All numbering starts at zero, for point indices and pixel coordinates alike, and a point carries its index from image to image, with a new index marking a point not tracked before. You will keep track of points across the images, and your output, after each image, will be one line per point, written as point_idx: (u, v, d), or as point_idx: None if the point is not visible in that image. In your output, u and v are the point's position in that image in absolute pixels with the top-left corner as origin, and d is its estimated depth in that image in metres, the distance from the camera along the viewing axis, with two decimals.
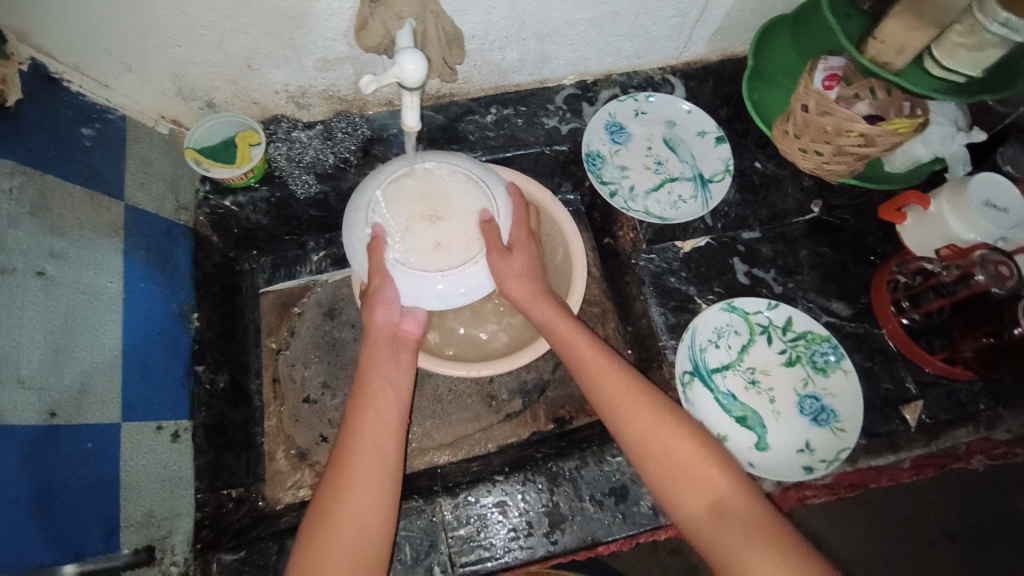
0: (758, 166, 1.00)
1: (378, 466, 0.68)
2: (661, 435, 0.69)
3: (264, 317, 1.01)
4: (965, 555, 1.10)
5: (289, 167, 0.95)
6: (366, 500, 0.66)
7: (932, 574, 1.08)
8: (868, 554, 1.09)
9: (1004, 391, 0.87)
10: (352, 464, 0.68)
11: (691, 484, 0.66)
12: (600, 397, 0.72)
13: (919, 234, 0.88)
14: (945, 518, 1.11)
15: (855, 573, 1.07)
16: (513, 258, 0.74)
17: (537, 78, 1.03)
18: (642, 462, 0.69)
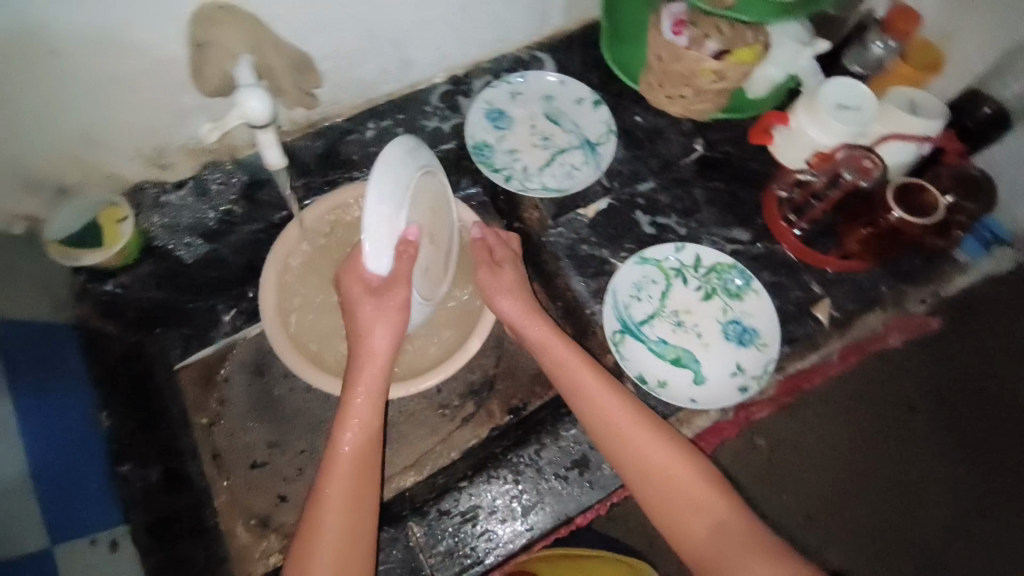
0: (638, 120, 1.03)
1: (359, 499, 0.69)
2: (640, 432, 0.72)
3: (187, 393, 0.96)
4: None
5: (169, 235, 0.90)
6: (347, 535, 0.67)
7: None
8: None
9: (902, 269, 0.92)
10: (332, 497, 0.68)
11: (686, 500, 0.69)
12: (583, 396, 0.75)
13: (790, 149, 0.93)
14: None
15: None
16: (501, 275, 0.84)
17: (406, 83, 1.00)
18: (638, 485, 0.71)
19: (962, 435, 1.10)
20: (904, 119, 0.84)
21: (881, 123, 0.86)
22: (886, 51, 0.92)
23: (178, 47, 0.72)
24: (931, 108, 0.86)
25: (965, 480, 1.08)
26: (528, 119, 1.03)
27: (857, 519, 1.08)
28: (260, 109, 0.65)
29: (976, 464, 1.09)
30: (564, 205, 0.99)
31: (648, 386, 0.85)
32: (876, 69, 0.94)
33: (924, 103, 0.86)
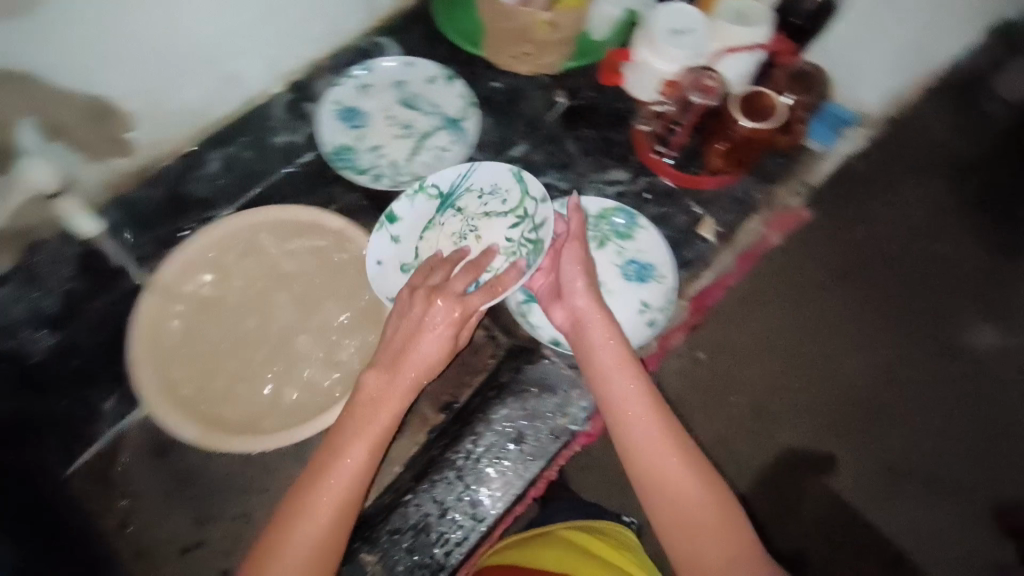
0: (497, 85, 1.00)
1: (333, 535, 0.64)
2: (659, 450, 0.67)
3: (88, 500, 0.82)
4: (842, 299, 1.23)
5: (10, 331, 0.83)
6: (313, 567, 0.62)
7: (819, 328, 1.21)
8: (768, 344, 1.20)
9: (767, 171, 0.96)
10: (307, 521, 0.63)
11: (707, 537, 0.63)
12: (615, 402, 0.71)
13: (640, 84, 0.95)
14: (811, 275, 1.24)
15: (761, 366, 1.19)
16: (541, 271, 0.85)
17: (239, 101, 0.91)
18: (654, 511, 0.66)
19: (847, 318, 1.21)
20: (733, 31, 0.86)
21: (716, 40, 0.88)
22: None
23: None
24: (757, 14, 0.88)
25: (860, 356, 1.19)
26: (384, 110, 0.96)
27: (777, 419, 1.15)
28: None
29: (863, 340, 1.20)
30: None
31: (562, 346, 0.87)
32: None
33: (749, 10, 0.88)
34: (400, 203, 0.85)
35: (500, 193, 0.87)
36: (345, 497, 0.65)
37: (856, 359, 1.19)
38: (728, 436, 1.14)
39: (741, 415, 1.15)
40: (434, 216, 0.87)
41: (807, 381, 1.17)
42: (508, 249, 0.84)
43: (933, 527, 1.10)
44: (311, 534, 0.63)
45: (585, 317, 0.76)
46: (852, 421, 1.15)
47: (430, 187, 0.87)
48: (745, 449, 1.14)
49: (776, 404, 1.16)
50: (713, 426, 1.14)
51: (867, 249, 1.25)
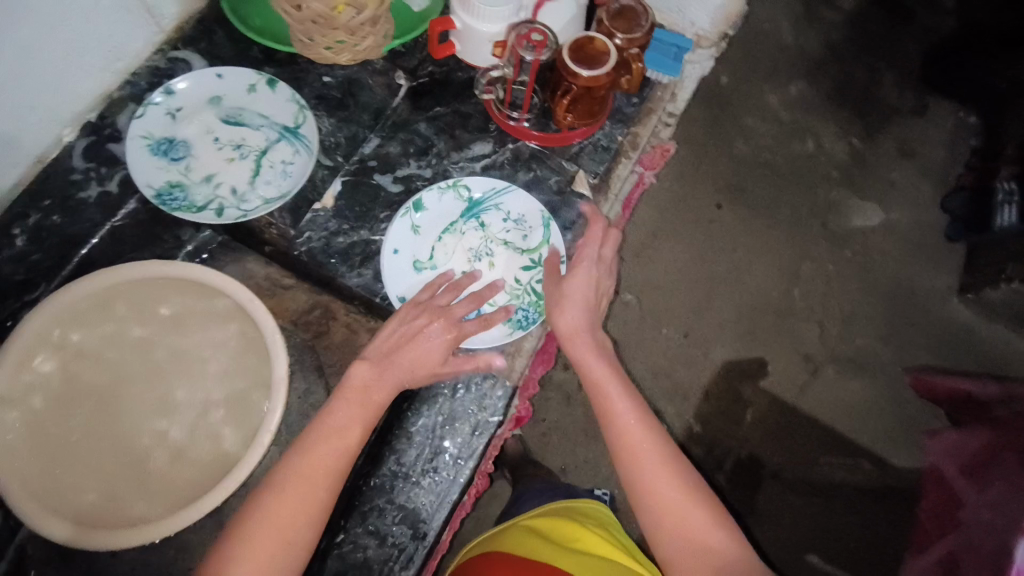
0: (328, 79, 0.92)
1: (297, 531, 0.61)
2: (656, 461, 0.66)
3: None
4: (735, 213, 1.27)
5: None
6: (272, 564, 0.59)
7: (721, 245, 1.25)
8: (676, 271, 1.23)
9: (625, 113, 0.95)
10: (270, 514, 0.61)
11: (704, 547, 0.61)
12: (609, 413, 0.70)
13: (473, 51, 0.90)
14: (703, 196, 1.27)
15: (676, 297, 1.22)
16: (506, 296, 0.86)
17: (27, 161, 0.80)
18: (651, 524, 0.64)
19: (743, 232, 1.26)
20: None
21: None
22: None
23: None
24: None
25: (760, 266, 1.24)
26: (208, 135, 0.86)
27: (701, 344, 1.19)
28: None
29: (761, 249, 1.25)
30: (297, 208, 0.87)
31: None
32: None
33: None
34: (430, 193, 0.87)
35: (524, 224, 0.88)
36: (313, 487, 0.63)
37: (757, 270, 1.24)
38: (661, 369, 1.18)
39: (668, 348, 1.19)
40: (457, 222, 0.88)
41: (718, 300, 1.22)
42: (512, 289, 0.85)
43: (857, 404, 1.18)
44: (273, 529, 0.60)
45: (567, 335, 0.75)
46: (765, 327, 1.21)
47: (460, 189, 0.88)
48: (678, 379, 1.18)
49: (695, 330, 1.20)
50: (643, 365, 1.18)
51: (744, 162, 1.30)
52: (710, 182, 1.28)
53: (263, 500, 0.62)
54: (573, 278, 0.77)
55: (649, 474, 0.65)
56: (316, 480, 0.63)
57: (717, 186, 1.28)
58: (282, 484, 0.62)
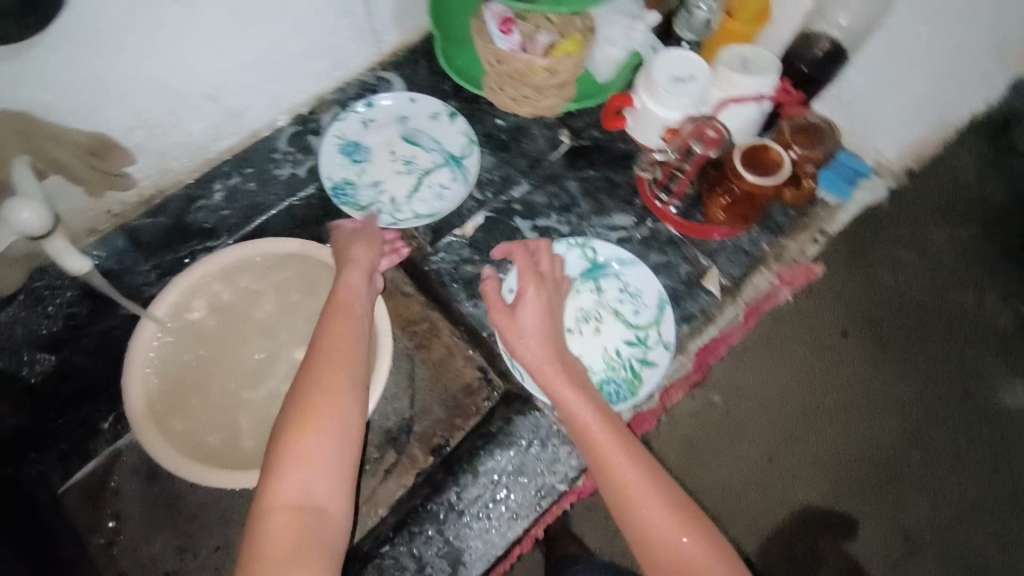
0: (500, 122, 1.00)
1: (339, 450, 0.62)
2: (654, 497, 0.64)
3: (76, 517, 0.85)
4: (867, 345, 1.15)
5: (12, 349, 0.85)
6: (321, 491, 0.59)
7: (843, 375, 1.13)
8: (786, 389, 1.12)
9: (776, 224, 0.93)
10: (306, 443, 0.60)
11: None
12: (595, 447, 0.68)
13: (642, 129, 0.92)
14: (836, 318, 1.16)
15: (776, 414, 1.11)
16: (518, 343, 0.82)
17: (245, 133, 0.94)
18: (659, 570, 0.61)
19: (869, 374, 1.13)
20: (737, 80, 0.83)
21: (719, 88, 0.85)
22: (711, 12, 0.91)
23: None
24: (764, 61, 0.84)
25: (881, 416, 1.11)
26: (387, 146, 0.96)
27: (788, 478, 1.07)
28: (34, 219, 0.59)
29: (890, 398, 1.12)
30: (439, 228, 0.94)
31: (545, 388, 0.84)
32: (706, 32, 0.93)
33: (756, 57, 0.84)
34: (559, 245, 0.90)
35: (640, 300, 0.87)
36: (340, 412, 0.63)
37: (878, 420, 1.11)
38: (740, 493, 1.06)
39: (753, 470, 1.08)
40: (576, 279, 0.89)
41: (821, 437, 1.10)
42: (610, 359, 0.84)
43: None
44: (308, 457, 0.60)
45: (534, 366, 0.74)
46: (869, 484, 1.07)
47: (588, 249, 0.90)
48: (754, 509, 1.06)
49: (786, 459, 1.08)
50: (717, 478, 1.07)
51: (894, 298, 1.17)
52: (849, 304, 1.16)
53: (294, 429, 0.61)
54: (533, 300, 0.78)
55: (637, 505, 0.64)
56: (336, 402, 0.64)
57: (855, 312, 1.16)
58: (307, 416, 0.62)
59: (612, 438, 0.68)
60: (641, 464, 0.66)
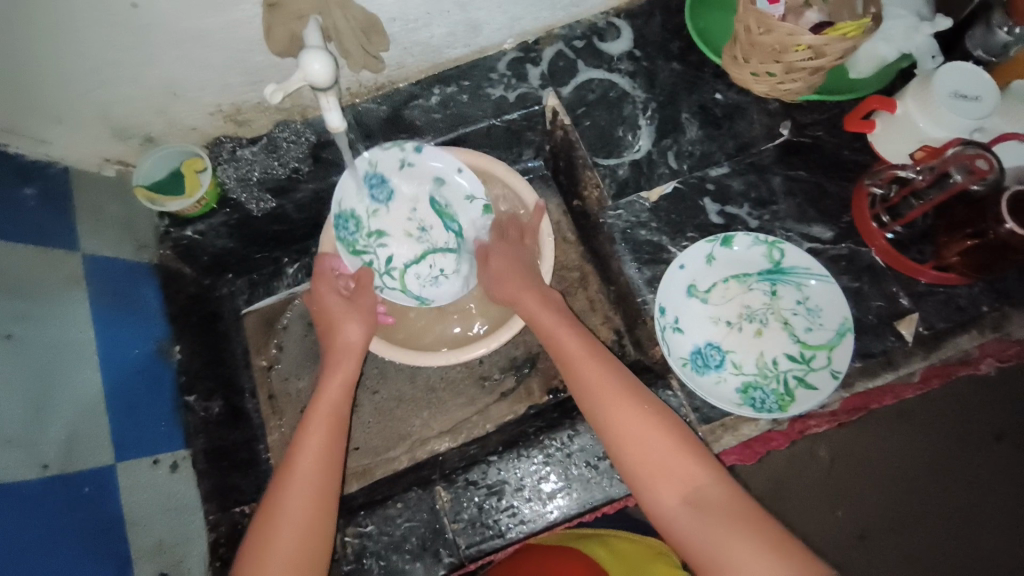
0: (718, 97, 0.94)
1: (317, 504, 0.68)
2: (614, 390, 0.69)
3: (250, 337, 1.04)
4: (1017, 454, 1.06)
5: (241, 187, 0.93)
6: (310, 529, 0.66)
7: (982, 476, 1.06)
8: (909, 469, 1.06)
9: (1008, 289, 0.83)
10: (288, 495, 0.67)
11: (668, 468, 0.64)
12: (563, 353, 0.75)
13: (891, 141, 0.84)
14: (993, 419, 1.07)
15: (890, 488, 1.06)
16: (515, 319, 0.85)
17: (474, 48, 0.97)
18: (621, 455, 0.66)
19: (1009, 483, 1.05)
20: None
21: (1006, 119, 0.77)
22: (1015, 35, 0.80)
23: (252, 7, 0.71)
24: None
25: (1009, 529, 1.04)
26: (413, 201, 0.92)
27: (877, 553, 1.04)
28: (321, 72, 0.64)
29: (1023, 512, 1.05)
30: (627, 184, 0.92)
31: (692, 369, 0.82)
32: (1000, 56, 0.82)
33: None
34: (745, 236, 0.85)
35: (817, 317, 0.83)
36: (322, 463, 0.70)
37: (1000, 535, 1.04)
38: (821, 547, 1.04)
39: (835, 533, 1.05)
40: (752, 276, 0.86)
41: (930, 529, 1.04)
42: (764, 366, 0.82)
43: None
44: (293, 507, 0.66)
45: (511, 297, 0.83)
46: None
47: (775, 250, 0.85)
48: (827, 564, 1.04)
49: (875, 537, 1.05)
50: (797, 520, 1.06)
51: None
52: (1014, 410, 1.07)
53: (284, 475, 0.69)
54: (530, 288, 0.83)
55: (656, 488, 0.64)
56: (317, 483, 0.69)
57: (1017, 420, 1.07)
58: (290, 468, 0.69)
59: (577, 343, 0.75)
60: (613, 374, 0.71)
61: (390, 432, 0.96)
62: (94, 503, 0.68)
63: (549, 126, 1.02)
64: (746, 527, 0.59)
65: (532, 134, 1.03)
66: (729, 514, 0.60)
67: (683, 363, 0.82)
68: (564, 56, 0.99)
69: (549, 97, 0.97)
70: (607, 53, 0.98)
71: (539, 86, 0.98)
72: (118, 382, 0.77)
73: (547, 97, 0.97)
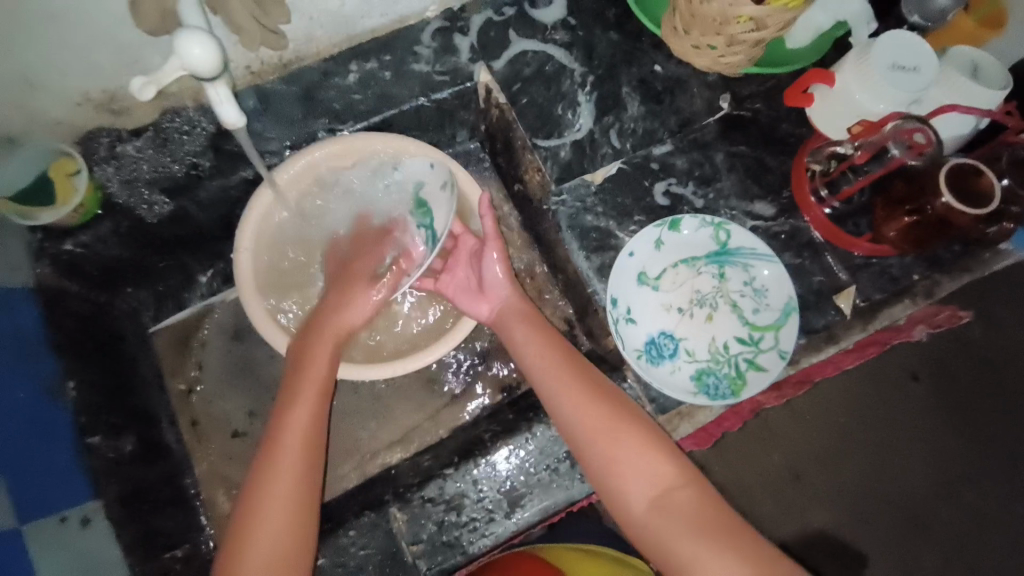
0: (658, 69, 0.89)
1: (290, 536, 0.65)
2: (574, 391, 0.67)
3: (163, 358, 0.92)
4: (931, 391, 1.09)
5: (126, 190, 0.79)
6: (287, 527, 0.65)
7: (904, 417, 1.08)
8: (846, 425, 1.08)
9: (940, 258, 0.86)
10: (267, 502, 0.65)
11: (624, 467, 0.62)
12: (524, 355, 0.73)
13: (828, 114, 0.83)
14: (907, 359, 1.10)
15: (829, 443, 1.08)
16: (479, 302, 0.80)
17: (392, 17, 0.86)
18: (585, 451, 0.64)
19: (928, 423, 1.08)
20: (966, 86, 0.75)
21: (941, 90, 0.76)
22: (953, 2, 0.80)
23: None
24: (993, 72, 0.77)
25: (923, 467, 1.07)
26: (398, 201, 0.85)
27: (808, 495, 1.07)
28: (204, 60, 0.53)
29: (937, 444, 1.08)
30: (570, 167, 0.86)
31: (645, 358, 0.81)
32: (938, 22, 0.82)
33: (985, 66, 0.77)
34: (692, 219, 0.84)
35: (764, 298, 0.82)
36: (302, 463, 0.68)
37: (921, 471, 1.07)
38: (751, 494, 1.07)
39: (772, 478, 1.08)
40: (700, 259, 0.85)
41: (851, 468, 1.07)
42: (716, 351, 0.82)
43: None
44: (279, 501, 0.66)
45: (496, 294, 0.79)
46: (886, 521, 1.06)
47: (722, 231, 0.83)
48: (761, 510, 1.07)
49: (808, 475, 1.08)
50: (733, 475, 1.08)
51: (984, 359, 1.10)
52: (928, 352, 1.10)
53: (254, 510, 0.65)
54: (509, 295, 0.78)
55: (625, 488, 0.62)
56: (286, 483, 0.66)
57: (929, 361, 1.09)
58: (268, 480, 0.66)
59: (544, 342, 0.73)
60: (575, 376, 0.69)
61: (336, 448, 0.89)
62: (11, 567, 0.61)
63: (484, 103, 0.94)
64: (717, 532, 0.58)
65: (466, 112, 0.96)
66: (697, 520, 0.58)
67: (637, 354, 0.81)
68: (495, 25, 0.90)
69: (481, 72, 0.90)
70: (540, 22, 0.90)
71: (469, 59, 0.89)
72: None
73: (479, 73, 0.90)
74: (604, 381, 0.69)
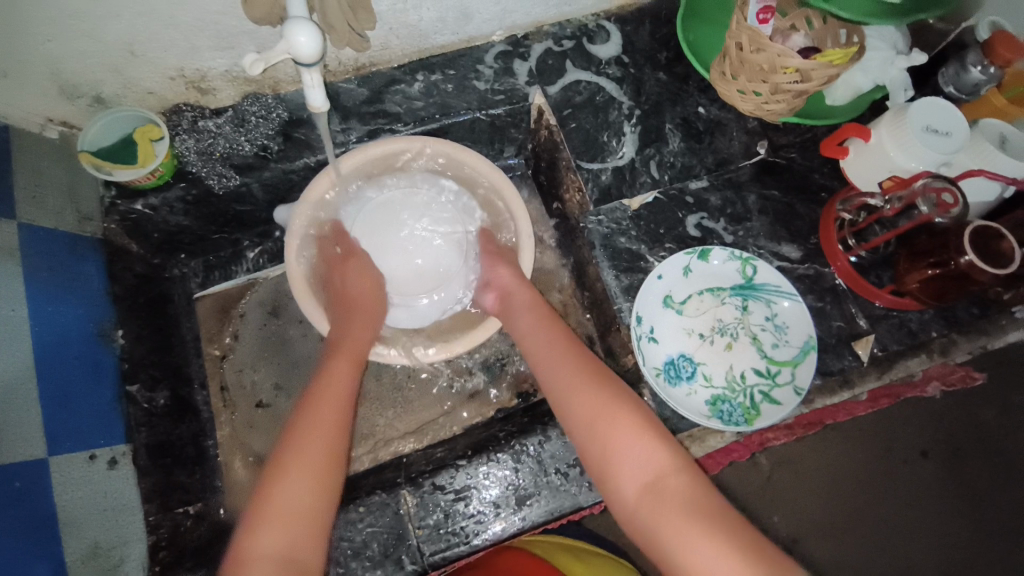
0: (701, 111, 0.95)
1: (321, 475, 0.64)
2: (573, 379, 0.71)
3: (203, 323, 0.98)
4: (940, 467, 1.09)
5: (201, 161, 0.85)
6: (326, 465, 0.65)
7: (910, 491, 1.08)
8: (850, 483, 1.08)
9: (956, 318, 0.89)
10: (308, 439, 0.66)
11: (614, 451, 0.64)
12: (531, 348, 0.77)
13: (862, 167, 0.88)
14: (918, 436, 1.09)
15: (832, 496, 1.08)
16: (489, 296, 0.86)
17: (462, 37, 0.94)
18: (580, 436, 0.67)
19: (934, 499, 1.08)
20: (993, 154, 0.80)
21: (970, 155, 0.81)
22: (987, 75, 0.86)
23: None
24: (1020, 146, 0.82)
25: (925, 537, 1.07)
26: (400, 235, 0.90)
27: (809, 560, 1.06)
28: (308, 46, 0.59)
29: (941, 515, 1.07)
30: (610, 191, 0.91)
31: (662, 377, 0.83)
32: (971, 94, 0.89)
33: (1013, 138, 0.82)
34: (722, 251, 0.87)
35: (784, 335, 0.85)
36: (335, 448, 0.66)
37: (923, 544, 1.07)
38: None
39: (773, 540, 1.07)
40: (725, 290, 0.88)
41: (852, 535, 1.07)
42: (732, 379, 0.84)
43: None
44: (315, 484, 0.63)
45: (508, 287, 0.84)
46: None
47: (749, 266, 0.87)
48: None
49: (808, 544, 1.07)
50: None
51: (994, 431, 1.10)
52: (941, 425, 1.09)
53: (289, 452, 0.65)
54: (518, 287, 0.84)
55: (614, 475, 0.63)
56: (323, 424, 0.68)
57: (942, 437, 1.09)
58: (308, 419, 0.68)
59: (548, 334, 0.77)
60: (573, 366, 0.72)
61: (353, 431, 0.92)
62: (25, 500, 0.63)
63: (534, 124, 1.00)
64: (703, 519, 0.57)
65: (516, 131, 1.02)
66: (685, 506, 0.58)
67: (656, 372, 0.83)
68: (554, 54, 0.97)
69: (535, 95, 0.96)
70: (596, 56, 0.97)
71: (526, 82, 0.96)
72: (52, 367, 0.69)
73: (534, 96, 0.96)
74: (605, 370, 0.72)
